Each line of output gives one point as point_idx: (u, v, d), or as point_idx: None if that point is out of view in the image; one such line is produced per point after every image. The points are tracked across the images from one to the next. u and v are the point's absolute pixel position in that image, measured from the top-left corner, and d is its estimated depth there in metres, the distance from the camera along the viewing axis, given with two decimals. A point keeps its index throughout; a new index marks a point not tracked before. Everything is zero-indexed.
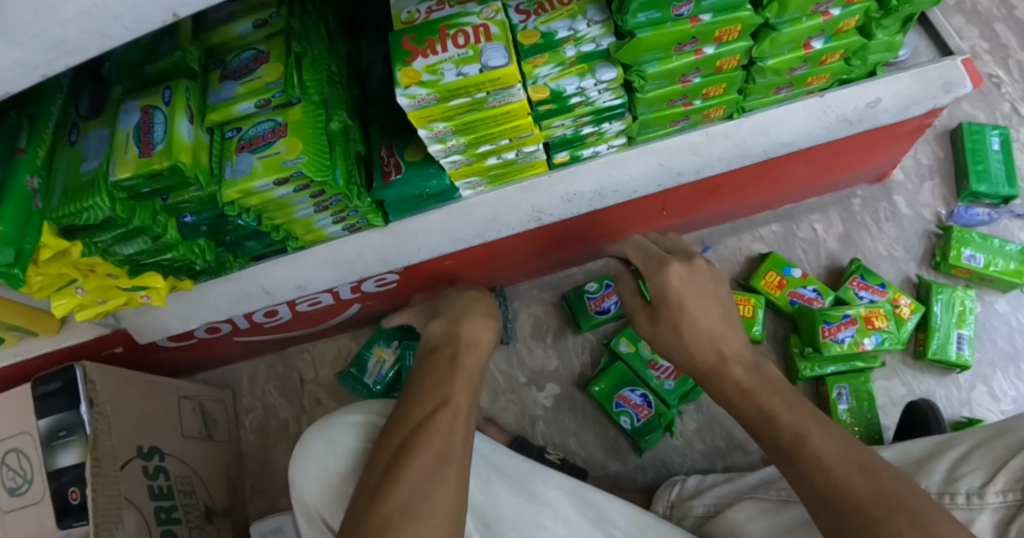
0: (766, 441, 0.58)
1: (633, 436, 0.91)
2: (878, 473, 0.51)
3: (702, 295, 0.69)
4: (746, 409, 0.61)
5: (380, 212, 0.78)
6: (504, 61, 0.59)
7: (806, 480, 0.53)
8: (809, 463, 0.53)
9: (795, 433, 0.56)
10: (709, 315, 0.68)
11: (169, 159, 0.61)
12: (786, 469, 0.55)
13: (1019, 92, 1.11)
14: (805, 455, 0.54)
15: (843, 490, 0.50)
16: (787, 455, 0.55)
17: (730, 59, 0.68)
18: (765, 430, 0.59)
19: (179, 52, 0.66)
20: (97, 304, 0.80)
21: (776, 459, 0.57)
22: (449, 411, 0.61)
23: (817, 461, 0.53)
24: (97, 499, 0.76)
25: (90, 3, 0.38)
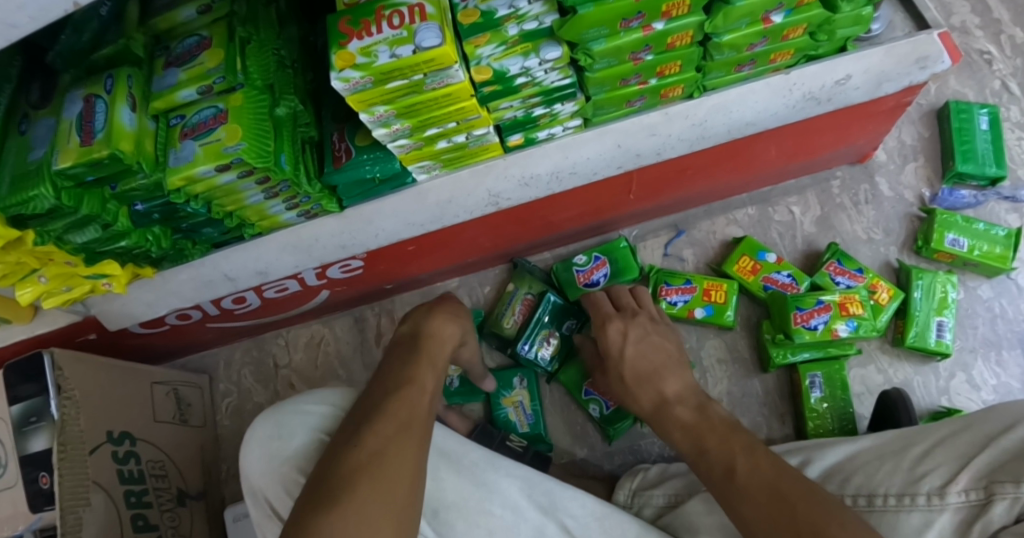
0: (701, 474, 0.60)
1: (602, 424, 0.90)
2: (795, 498, 0.51)
3: (645, 348, 0.75)
4: (685, 436, 0.64)
5: (335, 198, 0.78)
6: (437, 41, 0.57)
7: (737, 506, 0.54)
8: (738, 488, 0.55)
9: (725, 457, 0.58)
10: (650, 361, 0.74)
11: (108, 147, 0.61)
12: (719, 495, 0.57)
13: (1011, 69, 1.06)
14: (735, 480, 0.56)
15: (767, 521, 0.51)
16: (719, 489, 0.57)
17: (683, 35, 0.65)
18: (700, 464, 0.61)
19: (122, 40, 0.66)
20: (62, 292, 0.81)
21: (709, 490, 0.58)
22: (406, 397, 0.61)
23: (745, 488, 0.54)
24: (64, 483, 0.78)
25: None
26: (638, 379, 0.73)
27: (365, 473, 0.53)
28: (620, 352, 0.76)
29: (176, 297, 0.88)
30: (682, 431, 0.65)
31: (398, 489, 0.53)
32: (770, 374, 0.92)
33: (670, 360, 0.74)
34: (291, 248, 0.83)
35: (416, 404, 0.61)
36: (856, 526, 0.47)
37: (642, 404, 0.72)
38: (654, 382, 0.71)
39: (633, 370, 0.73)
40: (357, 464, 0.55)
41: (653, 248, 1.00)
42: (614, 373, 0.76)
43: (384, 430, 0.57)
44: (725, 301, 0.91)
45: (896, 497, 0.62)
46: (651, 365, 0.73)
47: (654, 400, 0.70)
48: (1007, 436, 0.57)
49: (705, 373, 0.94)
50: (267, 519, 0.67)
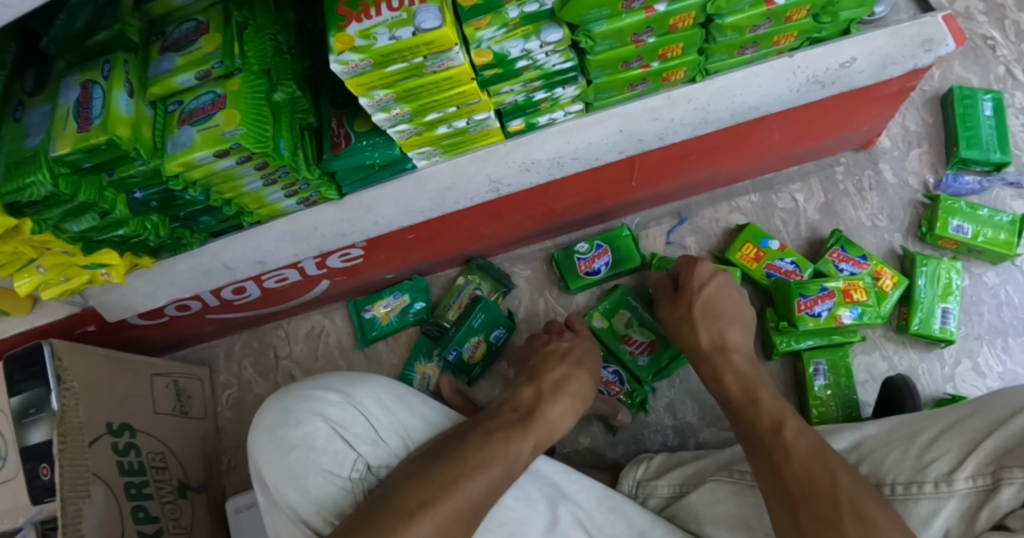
0: (747, 427, 0.62)
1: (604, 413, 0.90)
2: (834, 468, 0.51)
3: (726, 295, 0.78)
4: (747, 402, 0.65)
5: (334, 185, 0.77)
6: (437, 22, 0.57)
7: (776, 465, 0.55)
8: (781, 449, 0.56)
9: (778, 424, 0.59)
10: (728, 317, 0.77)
11: (105, 133, 0.60)
12: (760, 455, 0.58)
13: (1015, 54, 1.05)
14: (780, 442, 0.57)
15: (801, 480, 0.52)
16: (764, 448, 0.58)
17: (685, 17, 0.64)
18: (749, 417, 0.63)
19: (117, 25, 0.65)
20: (60, 282, 0.80)
21: (754, 449, 0.59)
22: (509, 446, 0.60)
23: (789, 453, 0.55)
24: (64, 474, 0.78)
25: None
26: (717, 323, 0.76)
27: (446, 501, 0.53)
28: (701, 283, 0.78)
29: (175, 287, 0.87)
30: (743, 398, 0.66)
31: (458, 531, 0.52)
32: (775, 362, 0.92)
33: (739, 318, 0.76)
34: (290, 236, 0.82)
35: (514, 460, 0.59)
36: (892, 513, 0.47)
37: (700, 341, 0.74)
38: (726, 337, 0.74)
39: (705, 308, 0.76)
40: (440, 485, 0.54)
41: (655, 235, 0.99)
42: (685, 300, 0.78)
43: (477, 466, 0.56)
44: None
45: (904, 485, 0.62)
46: (725, 310, 0.76)
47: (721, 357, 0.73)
48: (1014, 422, 0.56)
49: None
50: (274, 505, 0.68)
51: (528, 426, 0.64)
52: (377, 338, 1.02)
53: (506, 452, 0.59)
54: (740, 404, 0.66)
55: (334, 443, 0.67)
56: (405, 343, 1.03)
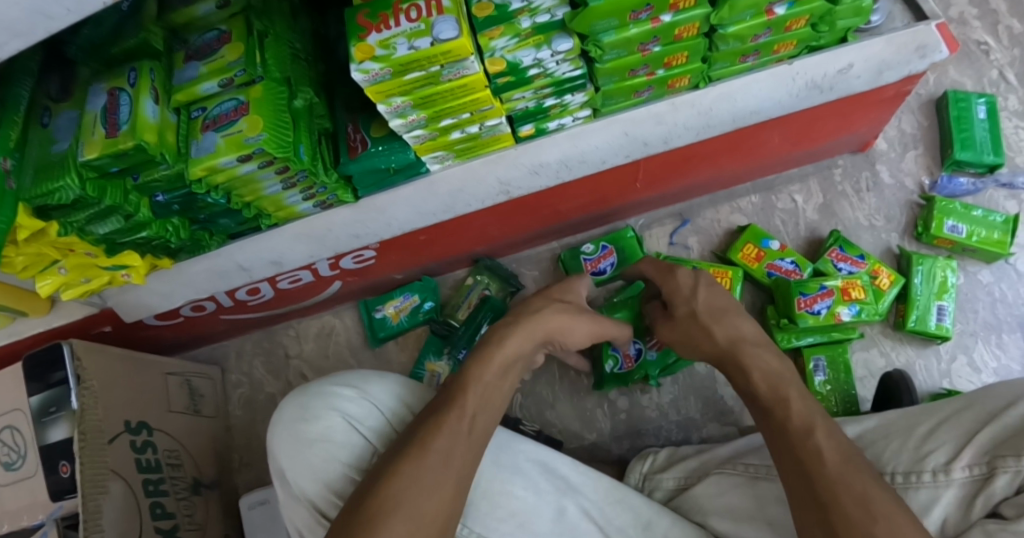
0: (773, 424, 0.59)
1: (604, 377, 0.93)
2: (869, 480, 0.50)
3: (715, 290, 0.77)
4: (768, 398, 0.62)
5: (349, 188, 0.80)
6: (455, 33, 0.59)
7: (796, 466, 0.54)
8: (803, 452, 0.54)
9: (805, 427, 0.56)
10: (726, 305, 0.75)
11: (133, 139, 0.63)
12: (782, 450, 0.56)
13: (1008, 58, 1.09)
14: (801, 443, 0.55)
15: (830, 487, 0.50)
16: (788, 447, 0.56)
17: (689, 27, 0.67)
18: (777, 414, 0.60)
19: (142, 33, 0.66)
20: (80, 284, 0.82)
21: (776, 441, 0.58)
22: (460, 403, 0.60)
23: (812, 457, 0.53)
24: (84, 471, 0.80)
25: None
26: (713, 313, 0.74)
27: (404, 473, 0.54)
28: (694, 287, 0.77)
29: (192, 287, 0.90)
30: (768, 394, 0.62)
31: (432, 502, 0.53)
32: None
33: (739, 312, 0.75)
34: (305, 238, 0.85)
35: (466, 413, 0.59)
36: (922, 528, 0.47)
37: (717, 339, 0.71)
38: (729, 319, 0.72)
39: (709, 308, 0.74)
40: (399, 462, 0.55)
41: (659, 236, 1.02)
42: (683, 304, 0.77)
43: (432, 433, 0.57)
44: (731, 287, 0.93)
45: (903, 475, 0.64)
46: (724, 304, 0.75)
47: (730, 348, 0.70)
48: (1010, 414, 0.59)
49: None
50: (294, 497, 0.70)
51: (479, 374, 0.63)
52: (387, 338, 1.04)
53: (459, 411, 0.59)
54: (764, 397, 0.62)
55: (352, 438, 0.70)
56: (414, 342, 1.05)
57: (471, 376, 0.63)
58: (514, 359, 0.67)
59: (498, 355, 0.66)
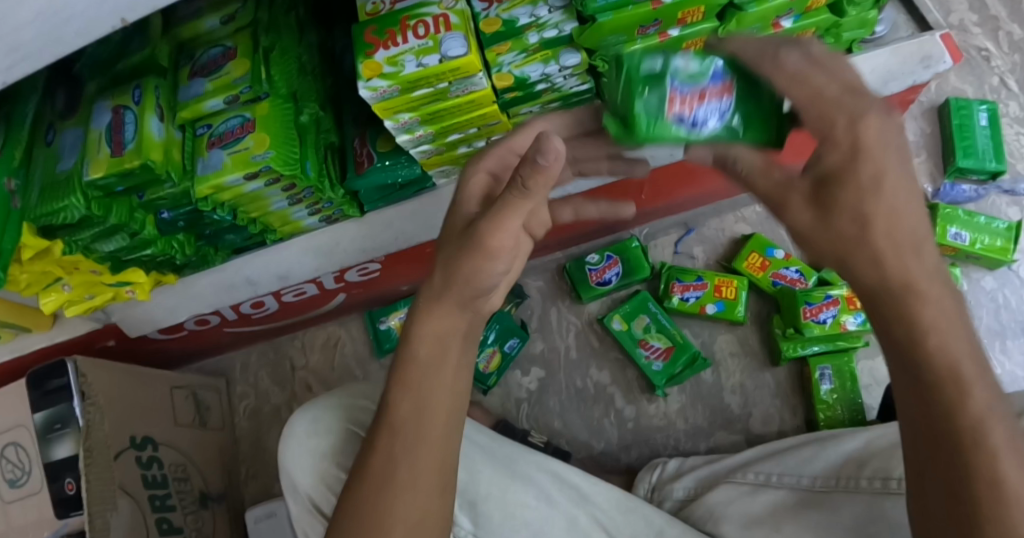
0: (934, 393, 0.36)
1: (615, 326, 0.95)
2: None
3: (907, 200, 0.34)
4: (948, 401, 0.35)
5: (356, 203, 0.79)
6: (463, 50, 0.60)
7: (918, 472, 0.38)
8: (956, 467, 0.35)
9: (993, 444, 0.35)
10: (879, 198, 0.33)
11: (139, 158, 0.62)
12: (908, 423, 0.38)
13: (1009, 65, 1.09)
14: (948, 451, 0.36)
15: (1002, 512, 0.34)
16: (934, 443, 0.36)
17: (696, 41, 0.67)
18: (946, 388, 0.36)
19: (148, 48, 0.67)
20: (85, 300, 0.82)
21: (907, 406, 0.38)
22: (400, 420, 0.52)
23: (977, 484, 0.35)
24: (91, 488, 0.79)
25: (41, 9, 0.41)
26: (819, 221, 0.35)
27: (358, 503, 0.51)
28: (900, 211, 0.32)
29: (196, 302, 0.89)
30: (959, 391, 0.35)
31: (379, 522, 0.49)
32: (782, 367, 0.94)
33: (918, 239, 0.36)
34: (312, 251, 0.84)
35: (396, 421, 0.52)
36: None
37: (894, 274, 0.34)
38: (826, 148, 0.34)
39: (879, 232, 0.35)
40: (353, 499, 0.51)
41: (664, 245, 1.02)
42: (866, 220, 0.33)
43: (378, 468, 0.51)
44: (736, 297, 0.93)
45: None
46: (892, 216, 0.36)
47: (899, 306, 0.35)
48: None
49: (718, 366, 0.95)
50: (308, 508, 0.73)
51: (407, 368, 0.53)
52: (392, 349, 1.04)
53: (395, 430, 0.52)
54: (954, 390, 0.35)
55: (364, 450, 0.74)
56: None
57: (403, 379, 0.53)
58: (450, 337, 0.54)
59: (423, 346, 0.53)
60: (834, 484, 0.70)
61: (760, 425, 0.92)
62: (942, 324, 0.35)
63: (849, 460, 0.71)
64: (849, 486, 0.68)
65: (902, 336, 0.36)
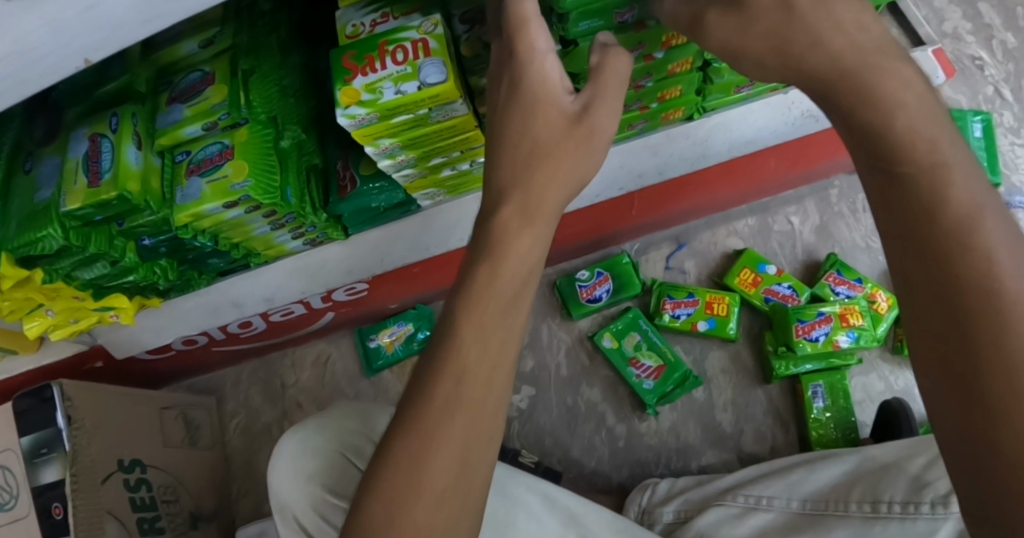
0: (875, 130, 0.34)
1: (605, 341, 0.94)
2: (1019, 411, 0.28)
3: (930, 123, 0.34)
4: (981, 305, 0.29)
5: (340, 226, 0.78)
6: (442, 77, 0.59)
7: (968, 423, 0.29)
8: (977, 382, 0.29)
9: (1008, 334, 0.29)
10: (945, 191, 0.32)
11: (116, 189, 0.61)
12: (926, 371, 0.31)
13: (1002, 74, 1.10)
14: (991, 379, 0.28)
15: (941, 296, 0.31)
16: (959, 367, 0.30)
17: (683, 62, 0.65)
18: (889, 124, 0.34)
19: (127, 75, 0.65)
20: (69, 324, 0.81)
21: (932, 351, 0.31)
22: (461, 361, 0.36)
23: (993, 374, 0.28)
24: (76, 513, 0.78)
25: (9, 51, 0.39)
26: (913, 175, 0.32)
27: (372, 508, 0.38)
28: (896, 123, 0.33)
29: (183, 323, 0.88)
30: (986, 301, 0.29)
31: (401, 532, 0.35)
32: (774, 385, 0.93)
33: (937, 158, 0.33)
34: (297, 273, 0.84)
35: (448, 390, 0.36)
36: None
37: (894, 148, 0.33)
38: (898, 116, 0.33)
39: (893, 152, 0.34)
40: (388, 466, 0.36)
41: (654, 261, 1.00)
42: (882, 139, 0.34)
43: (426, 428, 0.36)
44: (727, 313, 0.92)
45: (901, 504, 0.64)
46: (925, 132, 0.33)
47: (905, 219, 0.32)
48: None
49: (709, 384, 0.94)
50: (296, 531, 0.72)
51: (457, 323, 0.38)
52: (382, 367, 1.03)
53: (459, 379, 0.36)
54: (984, 305, 0.29)
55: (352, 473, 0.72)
56: (410, 371, 1.03)
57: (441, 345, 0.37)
58: (533, 268, 0.40)
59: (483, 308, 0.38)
60: (824, 507, 0.70)
61: (752, 443, 0.91)
62: (988, 247, 0.30)
63: (837, 486, 0.72)
64: (838, 509, 0.69)
65: (934, 239, 0.31)
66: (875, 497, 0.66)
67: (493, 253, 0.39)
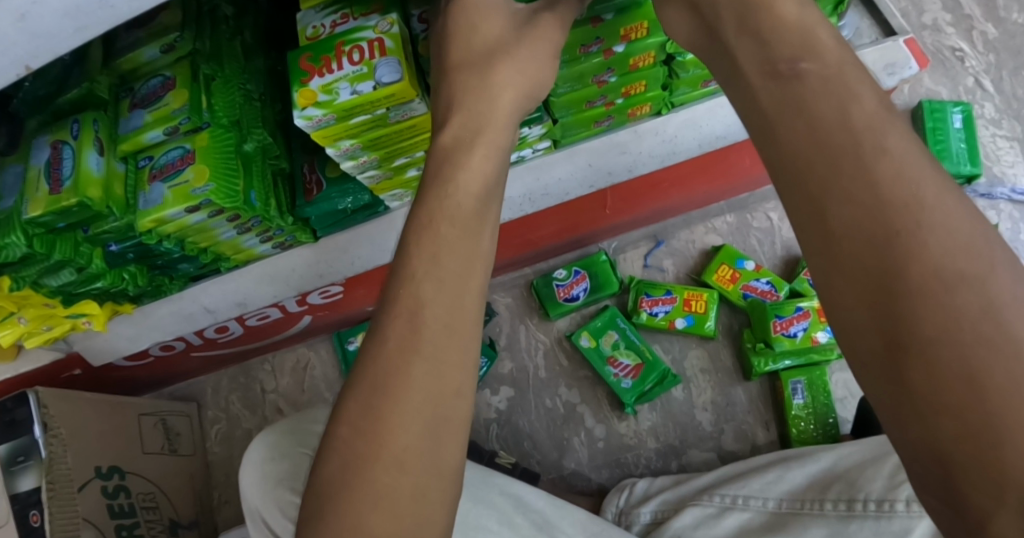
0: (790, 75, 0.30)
1: (585, 342, 0.93)
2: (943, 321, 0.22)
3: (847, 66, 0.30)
4: (917, 288, 0.23)
5: (308, 229, 0.79)
6: (397, 76, 0.58)
7: (932, 441, 0.21)
8: (926, 385, 0.21)
9: (945, 270, 0.23)
10: (889, 156, 0.26)
11: (76, 195, 0.61)
12: (869, 385, 0.24)
13: (983, 64, 1.09)
14: (945, 376, 0.21)
15: (853, 201, 0.25)
16: (896, 370, 0.23)
17: (644, 56, 0.65)
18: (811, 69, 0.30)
19: (86, 83, 0.65)
20: (42, 332, 0.80)
21: (869, 353, 0.24)
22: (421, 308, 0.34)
23: (913, 266, 0.23)
24: (53, 521, 0.78)
25: None
26: (849, 136, 0.27)
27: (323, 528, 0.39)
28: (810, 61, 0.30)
29: (157, 330, 0.88)
30: (928, 271, 0.23)
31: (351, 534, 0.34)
32: (753, 382, 0.92)
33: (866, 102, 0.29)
34: (269, 278, 0.84)
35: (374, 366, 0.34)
36: None
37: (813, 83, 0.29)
38: (839, 84, 0.29)
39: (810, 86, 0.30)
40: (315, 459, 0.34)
41: (633, 259, 1.00)
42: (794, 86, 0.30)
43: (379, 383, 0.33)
44: (705, 311, 0.92)
45: (876, 503, 0.63)
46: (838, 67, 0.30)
47: (819, 195, 0.26)
48: None
49: (688, 383, 0.93)
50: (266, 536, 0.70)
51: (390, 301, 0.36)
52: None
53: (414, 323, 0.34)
54: (927, 287, 0.22)
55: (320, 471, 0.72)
56: None
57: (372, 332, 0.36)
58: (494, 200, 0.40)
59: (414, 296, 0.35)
60: (800, 506, 0.70)
61: (732, 442, 0.90)
62: (938, 209, 0.24)
63: (814, 484, 0.71)
64: (814, 507, 0.68)
65: (870, 207, 0.25)
66: (850, 496, 0.66)
67: (459, 184, 0.39)
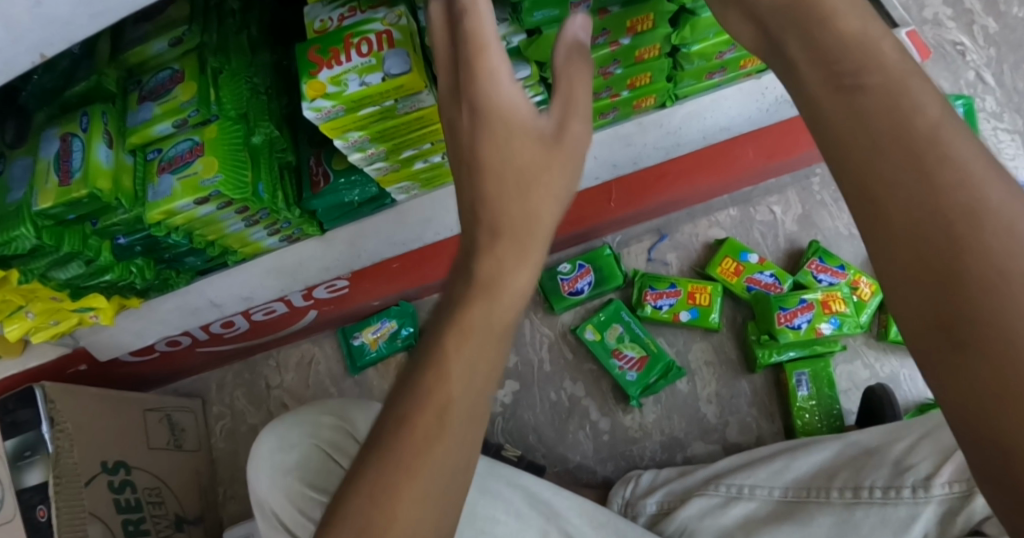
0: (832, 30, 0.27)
1: (589, 334, 0.93)
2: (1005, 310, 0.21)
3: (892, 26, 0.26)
4: (980, 279, 0.21)
5: (315, 221, 0.79)
6: (405, 67, 0.59)
7: (1001, 442, 0.20)
8: (989, 383, 0.20)
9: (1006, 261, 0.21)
10: (947, 140, 0.23)
11: (86, 187, 0.61)
12: (926, 377, 0.22)
13: (984, 58, 1.10)
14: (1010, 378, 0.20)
15: (905, 180, 0.23)
16: (963, 365, 0.21)
17: (650, 48, 0.65)
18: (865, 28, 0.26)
19: (95, 76, 0.65)
20: (50, 326, 0.80)
21: (923, 338, 0.22)
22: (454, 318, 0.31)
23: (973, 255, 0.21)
24: (60, 514, 0.78)
25: None
26: (899, 115, 0.24)
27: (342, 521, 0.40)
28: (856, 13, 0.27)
29: (164, 324, 0.88)
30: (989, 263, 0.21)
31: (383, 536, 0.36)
32: (758, 374, 0.93)
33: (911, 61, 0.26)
34: (275, 271, 0.84)
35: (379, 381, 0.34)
36: None
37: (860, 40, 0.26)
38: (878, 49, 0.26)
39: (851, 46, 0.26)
40: None
41: (637, 253, 1.00)
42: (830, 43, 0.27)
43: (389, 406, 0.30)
44: (709, 303, 0.92)
45: (882, 489, 0.64)
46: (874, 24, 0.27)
47: (873, 180, 0.24)
48: None
49: (693, 376, 0.94)
50: (275, 527, 0.70)
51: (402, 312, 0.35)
52: (366, 365, 1.03)
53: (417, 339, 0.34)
54: (991, 282, 0.21)
55: (325, 467, 0.71)
56: (395, 369, 1.04)
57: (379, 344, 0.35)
58: None
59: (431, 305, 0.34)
60: (806, 494, 0.70)
61: (736, 434, 0.91)
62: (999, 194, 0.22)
63: (820, 473, 0.72)
64: (820, 496, 0.68)
65: (922, 190, 0.23)
66: (856, 484, 0.66)
67: None
